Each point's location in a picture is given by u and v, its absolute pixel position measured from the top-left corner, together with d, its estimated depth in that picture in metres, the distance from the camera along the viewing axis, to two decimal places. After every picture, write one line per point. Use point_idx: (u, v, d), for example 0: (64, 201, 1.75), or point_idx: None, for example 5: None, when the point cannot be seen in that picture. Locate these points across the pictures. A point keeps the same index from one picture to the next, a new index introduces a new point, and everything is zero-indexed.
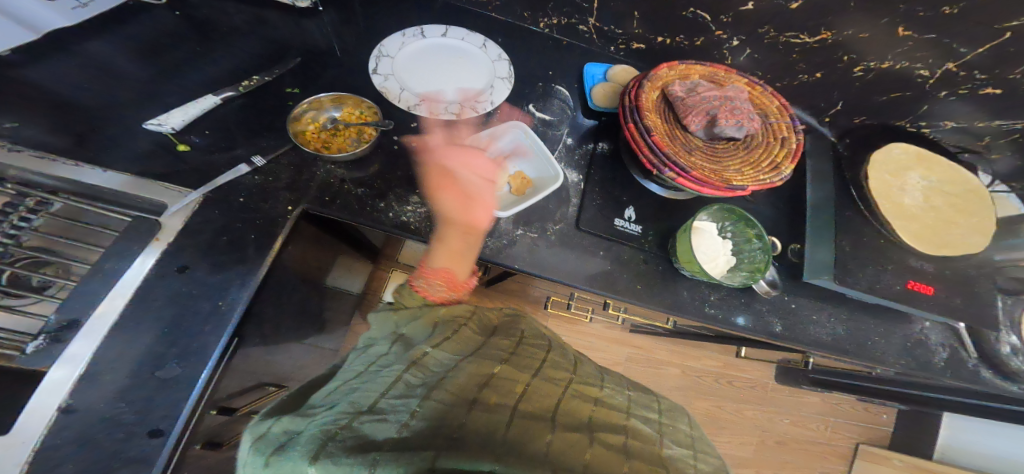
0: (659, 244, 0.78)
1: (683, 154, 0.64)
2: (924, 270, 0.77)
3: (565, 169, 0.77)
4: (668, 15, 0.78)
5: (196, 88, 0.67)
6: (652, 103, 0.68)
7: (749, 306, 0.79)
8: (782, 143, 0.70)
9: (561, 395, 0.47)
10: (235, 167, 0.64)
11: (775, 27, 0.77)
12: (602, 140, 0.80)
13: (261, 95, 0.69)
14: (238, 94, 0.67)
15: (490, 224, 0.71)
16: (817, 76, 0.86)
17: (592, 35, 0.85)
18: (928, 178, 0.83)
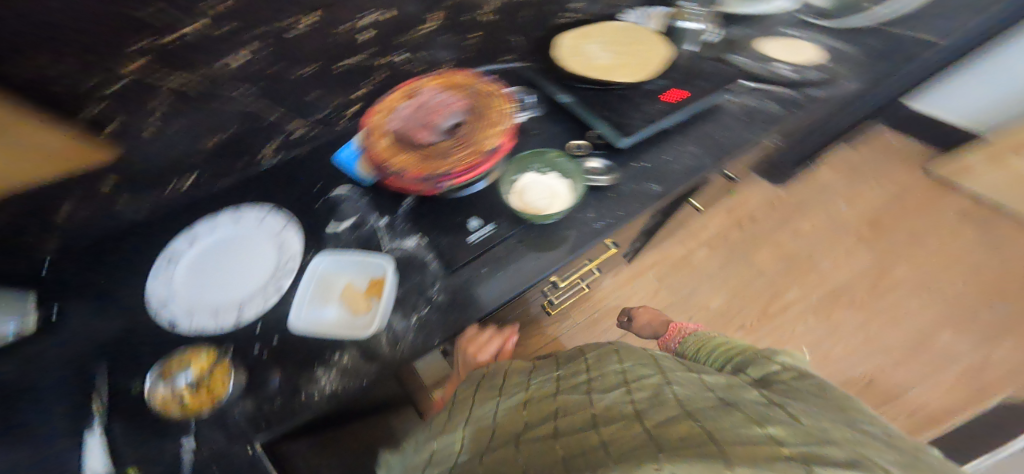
0: (514, 222, 0.82)
1: (440, 162, 0.81)
2: (670, 82, 0.91)
3: (401, 243, 0.84)
4: (333, 75, 0.93)
5: (83, 442, 0.68)
6: (391, 147, 0.84)
7: (622, 193, 0.84)
8: (491, 94, 0.88)
9: (477, 442, 0.72)
10: (184, 452, 0.68)
11: (402, 34, 0.98)
12: (404, 197, 0.88)
13: (128, 417, 0.69)
14: (110, 421, 0.69)
15: (388, 334, 0.76)
16: (474, 35, 1.04)
17: (308, 130, 0.96)
18: (596, 41, 0.99)
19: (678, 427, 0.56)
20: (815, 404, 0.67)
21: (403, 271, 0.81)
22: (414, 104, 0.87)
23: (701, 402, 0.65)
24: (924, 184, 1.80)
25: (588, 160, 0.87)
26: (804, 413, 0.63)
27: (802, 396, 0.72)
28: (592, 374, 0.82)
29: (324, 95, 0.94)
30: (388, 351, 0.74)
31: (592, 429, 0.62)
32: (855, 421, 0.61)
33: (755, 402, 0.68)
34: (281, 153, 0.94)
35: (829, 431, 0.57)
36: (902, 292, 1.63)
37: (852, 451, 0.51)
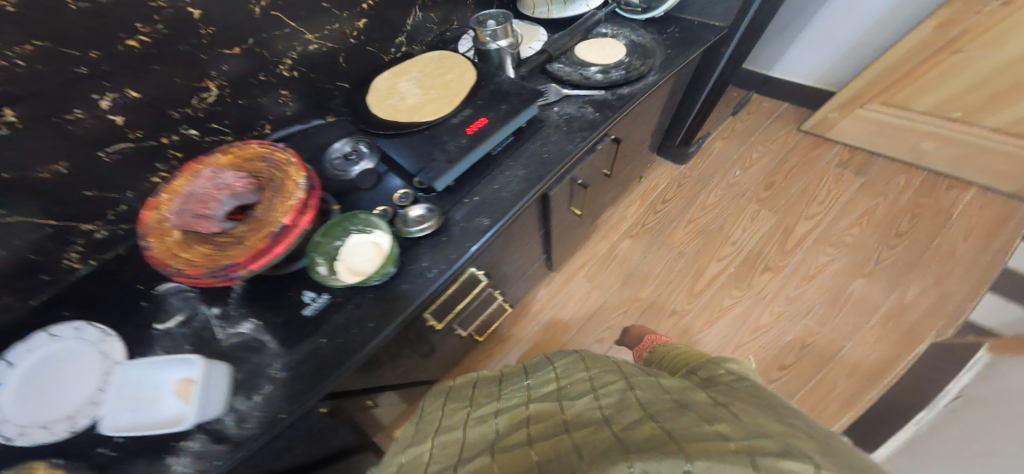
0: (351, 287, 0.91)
1: (230, 250, 0.84)
2: (467, 117, 1.07)
3: (235, 329, 0.88)
4: (124, 166, 0.90)
5: None
6: (173, 244, 0.84)
7: (450, 237, 0.98)
8: (286, 167, 0.94)
9: (486, 431, 0.86)
10: None
11: (178, 107, 0.92)
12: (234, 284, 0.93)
13: None
14: None
15: (231, 416, 0.77)
16: (279, 94, 1.08)
17: (114, 229, 0.96)
18: (414, 77, 1.17)
19: (635, 422, 0.69)
20: (747, 392, 0.78)
21: (242, 355, 0.85)
22: (188, 195, 0.89)
23: (659, 403, 0.75)
24: (805, 140, 2.01)
25: (411, 210, 0.98)
26: (744, 397, 0.74)
27: (722, 384, 0.82)
28: (564, 383, 0.95)
29: (100, 190, 0.89)
30: (236, 430, 0.75)
31: (568, 432, 0.75)
32: (774, 399, 0.74)
33: (695, 389, 0.81)
34: (88, 259, 0.95)
35: (756, 411, 0.67)
36: (810, 246, 1.70)
37: (778, 427, 0.61)
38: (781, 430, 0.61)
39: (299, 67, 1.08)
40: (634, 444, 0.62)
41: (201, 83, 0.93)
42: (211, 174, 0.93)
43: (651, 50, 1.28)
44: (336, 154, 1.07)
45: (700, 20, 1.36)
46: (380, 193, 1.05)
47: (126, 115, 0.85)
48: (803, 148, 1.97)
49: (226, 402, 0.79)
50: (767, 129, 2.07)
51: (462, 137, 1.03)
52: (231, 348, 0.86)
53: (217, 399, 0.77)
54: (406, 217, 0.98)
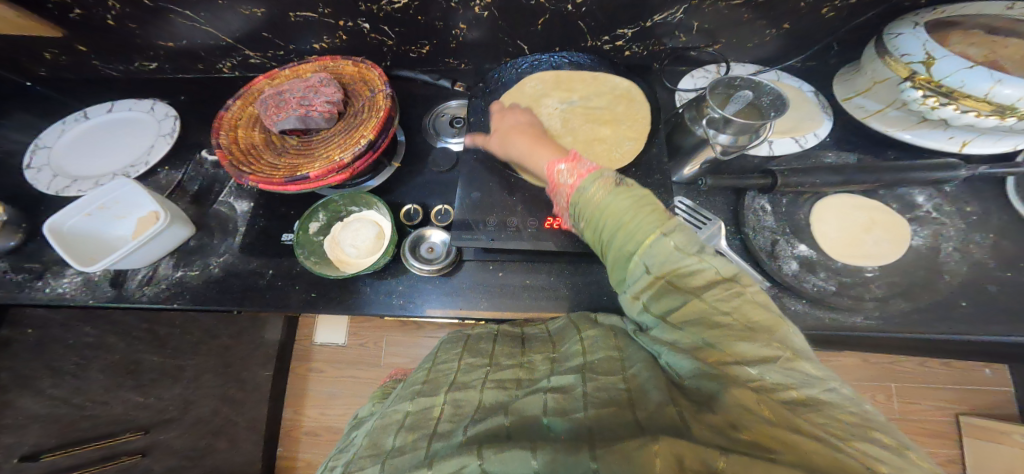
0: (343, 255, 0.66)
1: (258, 161, 0.57)
2: None
3: (235, 202, 0.71)
4: (284, 24, 0.72)
5: None
6: (244, 116, 0.61)
7: (464, 285, 0.62)
8: (375, 114, 0.57)
9: (462, 408, 0.40)
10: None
11: (367, 0, 0.65)
12: None
13: None
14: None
15: (146, 272, 0.66)
16: (460, 31, 0.72)
17: (267, 63, 0.83)
18: (571, 99, 0.68)
19: (716, 423, 0.30)
20: (710, 300, 0.36)
21: (212, 227, 0.69)
22: (281, 86, 0.61)
23: (696, 375, 0.35)
24: (936, 426, 1.16)
25: (431, 233, 0.63)
26: (728, 314, 0.35)
27: (647, 258, 0.39)
28: (603, 358, 0.41)
29: (274, 34, 0.75)
30: (134, 288, 0.66)
31: (585, 411, 0.35)
32: (751, 310, 0.35)
33: (730, 336, 0.35)
34: (240, 72, 0.86)
35: (749, 350, 0.34)
36: None
37: (809, 391, 0.32)
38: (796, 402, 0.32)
39: (492, 10, 0.67)
40: (655, 430, 0.30)
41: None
42: (312, 79, 0.61)
43: (937, 285, 0.59)
44: (445, 113, 0.74)
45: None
46: (444, 185, 0.68)
47: None
48: (913, 429, 1.15)
49: (158, 257, 0.66)
50: (934, 393, 1.18)
51: (536, 215, 0.58)
52: (214, 215, 0.71)
53: (151, 257, 0.65)
54: (420, 240, 0.63)
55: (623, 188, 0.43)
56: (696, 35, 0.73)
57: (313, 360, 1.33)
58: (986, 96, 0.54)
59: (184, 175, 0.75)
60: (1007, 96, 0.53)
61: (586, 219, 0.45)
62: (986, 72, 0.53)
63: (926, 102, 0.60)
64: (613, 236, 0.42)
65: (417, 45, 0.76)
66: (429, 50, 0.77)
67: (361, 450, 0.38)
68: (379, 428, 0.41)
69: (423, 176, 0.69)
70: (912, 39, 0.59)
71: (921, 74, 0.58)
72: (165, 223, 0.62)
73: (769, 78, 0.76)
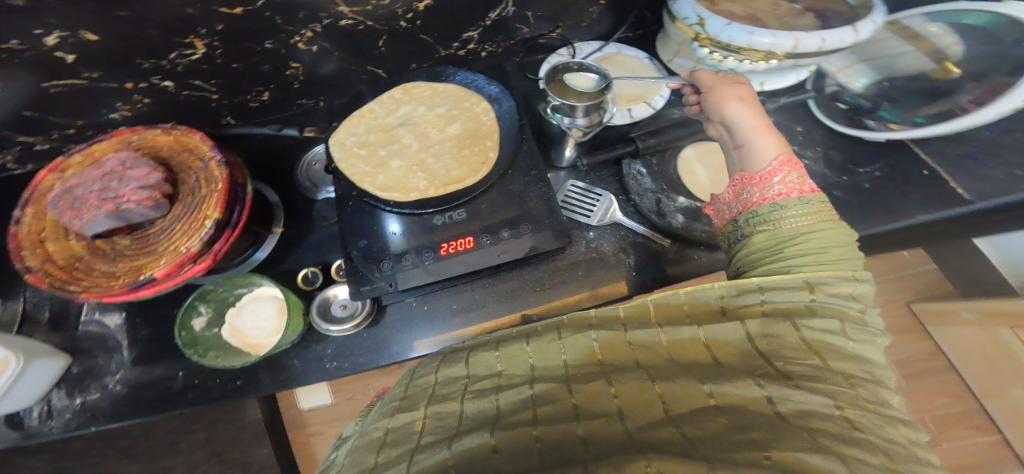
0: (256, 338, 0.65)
1: (92, 274, 0.55)
2: (461, 220, 0.58)
3: (103, 317, 0.69)
4: (55, 98, 0.66)
5: None
6: (48, 225, 0.57)
7: (386, 332, 0.63)
8: (212, 188, 0.57)
9: (446, 419, 0.41)
10: None
11: (148, 55, 0.62)
12: None
13: None
14: None
15: (40, 407, 0.64)
16: (297, 67, 0.71)
17: (58, 146, 0.76)
18: (425, 111, 0.68)
19: (731, 424, 0.34)
20: (844, 327, 0.40)
21: (92, 348, 0.67)
22: (72, 182, 0.57)
23: (721, 377, 0.39)
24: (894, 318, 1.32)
25: (334, 291, 0.64)
26: (849, 341, 0.39)
27: (824, 280, 0.42)
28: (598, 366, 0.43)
29: (45, 113, 0.68)
30: (37, 423, 0.63)
31: (579, 420, 0.37)
32: (869, 347, 0.40)
33: (829, 352, 0.39)
34: (29, 164, 0.78)
35: (848, 368, 0.38)
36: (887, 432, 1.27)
37: (884, 408, 0.36)
38: (850, 404, 0.35)
39: (321, 43, 0.67)
40: (650, 446, 0.34)
41: (181, 36, 0.61)
42: (117, 166, 0.58)
43: None
44: (316, 161, 0.76)
45: (937, 168, 0.69)
46: (337, 236, 0.70)
47: (81, 54, 0.60)
48: None
49: (41, 392, 0.63)
50: None
51: (429, 246, 0.57)
52: (84, 338, 0.67)
53: (31, 394, 0.61)
54: (328, 302, 0.64)
55: (841, 226, 0.48)
56: (539, 22, 0.73)
57: (308, 425, 1.35)
58: (749, 46, 0.57)
59: (26, 304, 0.69)
60: (762, 45, 0.56)
61: (779, 226, 0.49)
62: (741, 26, 0.57)
63: (714, 56, 0.65)
64: (797, 254, 0.46)
65: (252, 93, 0.75)
66: (270, 96, 0.77)
67: (344, 467, 0.40)
68: (361, 446, 0.42)
69: (316, 233, 0.70)
70: (683, 3, 0.61)
71: (702, 33, 0.61)
72: (21, 361, 0.58)
73: (610, 52, 0.77)
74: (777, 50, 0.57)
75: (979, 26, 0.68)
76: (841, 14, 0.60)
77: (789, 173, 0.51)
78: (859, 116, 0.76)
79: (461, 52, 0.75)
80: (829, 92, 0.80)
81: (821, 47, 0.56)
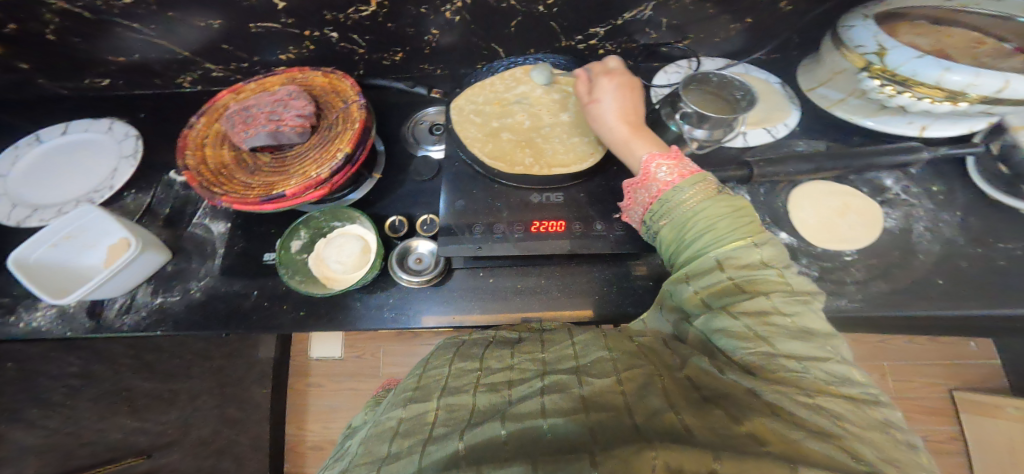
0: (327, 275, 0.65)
1: (232, 182, 0.56)
2: (551, 204, 0.58)
3: (210, 223, 0.70)
4: (239, 34, 0.71)
5: None
6: (211, 133, 0.60)
7: (451, 297, 0.62)
8: (358, 129, 0.57)
9: (458, 410, 0.38)
10: None
11: (331, 8, 0.65)
12: None
13: None
14: None
15: (124, 301, 0.64)
16: (437, 33, 0.72)
17: (231, 75, 0.82)
18: (543, 93, 0.67)
19: (725, 418, 0.31)
20: (776, 302, 0.38)
21: (189, 252, 0.68)
22: (246, 101, 0.59)
23: (712, 379, 0.36)
24: (932, 403, 1.26)
25: (418, 243, 0.63)
26: (787, 316, 0.37)
27: (727, 254, 0.41)
28: (598, 361, 0.42)
29: (231, 46, 0.74)
30: (112, 317, 0.63)
31: (586, 414, 0.34)
32: (806, 314, 0.38)
33: (779, 332, 0.37)
34: (199, 86, 0.85)
35: (798, 349, 0.36)
36: None
37: (845, 388, 0.33)
38: (821, 391, 0.33)
39: (464, 14, 0.67)
40: (654, 435, 0.30)
41: None
42: (283, 92, 0.60)
43: (914, 266, 0.61)
44: (424, 120, 0.75)
45: None
46: (428, 196, 0.69)
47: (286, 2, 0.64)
48: (912, 409, 1.25)
49: (137, 283, 0.65)
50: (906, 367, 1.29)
51: (520, 220, 0.57)
52: (189, 239, 0.69)
53: (129, 283, 0.63)
54: (407, 251, 0.63)
55: (728, 197, 0.45)
56: (666, 31, 0.73)
57: (311, 375, 1.33)
58: (937, 83, 0.56)
59: (154, 199, 0.73)
60: (957, 83, 0.55)
61: (676, 216, 0.47)
62: (934, 60, 0.55)
63: (884, 90, 0.62)
64: (701, 234, 0.44)
65: (390, 52, 0.76)
66: (404, 57, 0.77)
67: (356, 459, 0.36)
68: (373, 437, 0.38)
69: (406, 186, 0.69)
70: (863, 31, 0.61)
71: (876, 64, 0.60)
72: (139, 249, 0.60)
73: (738, 71, 0.77)
74: (973, 91, 0.54)
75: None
76: None
77: (661, 163, 0.50)
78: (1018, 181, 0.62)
79: (580, 47, 0.75)
80: (998, 151, 0.65)
81: None
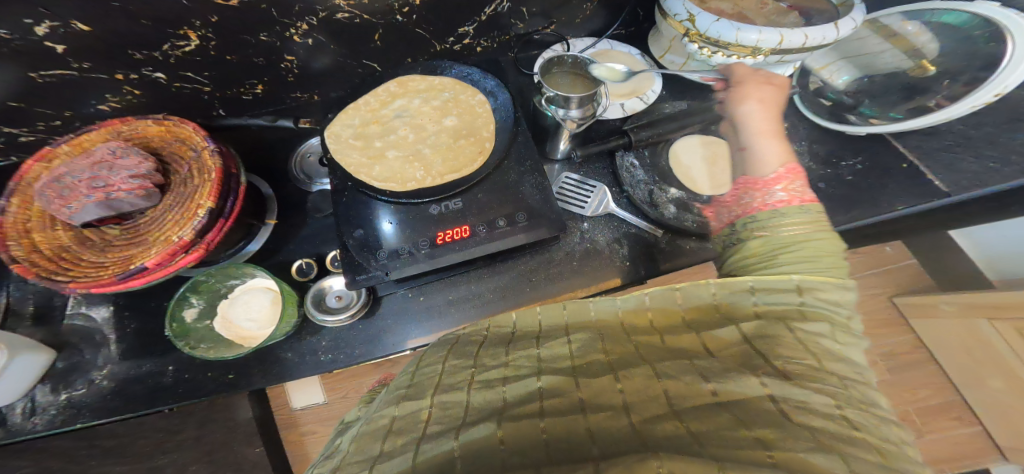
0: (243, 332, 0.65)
1: (83, 264, 0.56)
2: (449, 212, 0.59)
3: (89, 310, 0.68)
4: (42, 87, 0.66)
5: None
6: (35, 217, 0.57)
7: (383, 324, 0.63)
8: (203, 175, 0.58)
9: (452, 408, 0.40)
10: None
11: (142, 47, 0.64)
12: None
13: None
14: None
15: (24, 405, 0.63)
16: (293, 59, 0.72)
17: (47, 137, 0.76)
18: (416, 101, 0.69)
19: (732, 419, 0.34)
20: (832, 329, 0.41)
21: (81, 343, 0.66)
22: (58, 172, 0.56)
23: (722, 378, 0.37)
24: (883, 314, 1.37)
25: (329, 282, 0.64)
26: (839, 344, 0.40)
27: (818, 284, 0.43)
28: (596, 359, 0.42)
29: (31, 103, 0.68)
30: (20, 421, 0.63)
31: (584, 414, 0.36)
32: (854, 348, 0.40)
33: (827, 352, 0.39)
34: (15, 156, 0.77)
35: (839, 369, 0.38)
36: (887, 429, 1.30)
37: (871, 405, 0.36)
38: (848, 404, 0.35)
39: (316, 35, 0.68)
40: (655, 442, 0.32)
41: (176, 29, 0.62)
42: (102, 154, 0.57)
43: None
44: (309, 153, 0.77)
45: (914, 162, 0.75)
46: (331, 229, 0.70)
47: (71, 44, 0.60)
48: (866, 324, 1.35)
49: (25, 387, 0.62)
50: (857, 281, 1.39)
51: (424, 237, 0.57)
52: (69, 331, 0.67)
53: (17, 388, 0.61)
54: (323, 293, 0.64)
55: (835, 238, 0.48)
56: (534, 18, 0.75)
57: (303, 424, 1.34)
58: (737, 41, 0.62)
59: (8, 298, 0.68)
60: (750, 40, 0.61)
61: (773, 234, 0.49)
62: (729, 23, 0.62)
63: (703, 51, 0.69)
64: (792, 261, 0.46)
65: (246, 86, 0.76)
66: (264, 87, 0.77)
67: (348, 456, 0.38)
68: (366, 434, 0.40)
69: (310, 225, 0.71)
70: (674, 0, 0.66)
71: (692, 30, 0.66)
72: (7, 352, 0.58)
73: (603, 48, 0.80)
74: (764, 46, 0.61)
75: (955, 27, 0.71)
76: (823, 13, 0.65)
77: (791, 181, 0.53)
78: (842, 112, 0.82)
79: (456, 48, 0.77)
80: (817, 87, 0.85)
81: (803, 43, 0.61)
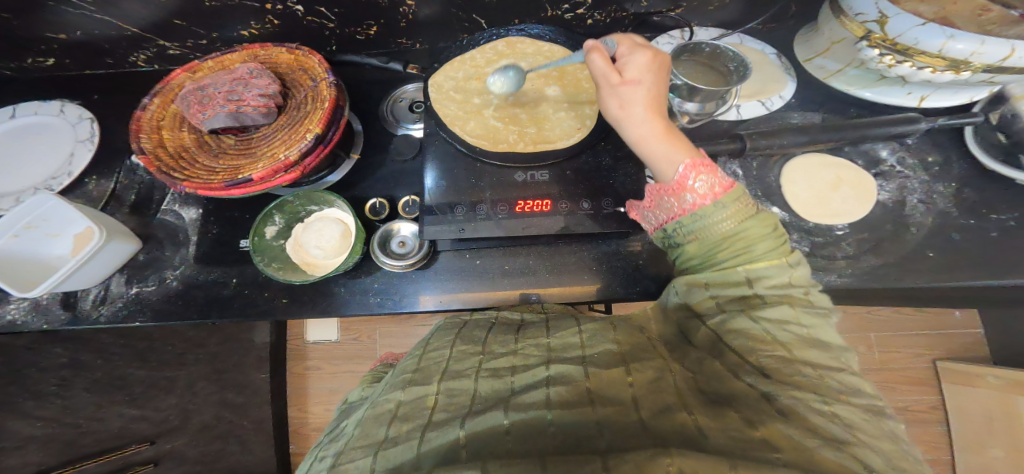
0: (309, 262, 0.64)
1: (196, 167, 0.56)
2: (534, 182, 0.57)
3: (181, 209, 0.68)
4: (192, 7, 0.67)
5: None
6: (168, 116, 0.59)
7: (440, 280, 0.62)
8: (320, 105, 0.56)
9: (459, 396, 0.38)
10: None
11: None
12: None
13: None
14: None
15: (97, 291, 0.64)
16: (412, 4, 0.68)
17: (188, 53, 0.79)
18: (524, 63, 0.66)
19: (741, 420, 0.32)
20: (796, 312, 0.39)
21: (158, 239, 0.67)
22: (203, 81, 0.58)
23: (725, 386, 0.36)
24: (917, 372, 1.31)
25: (400, 226, 0.62)
26: (805, 328, 0.38)
27: (766, 274, 0.41)
28: (603, 353, 0.41)
29: (187, 21, 0.71)
30: (88, 309, 0.63)
31: (593, 406, 0.34)
32: (822, 329, 0.38)
33: (799, 341, 0.37)
34: (157, 63, 0.81)
35: (817, 357, 0.36)
36: None
37: (855, 398, 0.34)
38: (837, 398, 0.33)
39: None
40: (666, 438, 0.30)
41: None
42: (241, 71, 0.59)
43: (900, 240, 0.65)
44: (403, 97, 0.74)
45: None
46: (408, 176, 0.68)
47: None
48: (899, 382, 1.30)
49: (110, 274, 0.63)
50: (899, 337, 1.33)
51: (505, 200, 0.56)
52: (161, 226, 0.68)
53: (100, 274, 0.61)
54: (390, 235, 0.62)
55: (764, 215, 0.43)
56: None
57: (309, 357, 1.35)
58: (941, 51, 0.57)
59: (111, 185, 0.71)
60: (958, 51, 0.56)
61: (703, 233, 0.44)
62: (939, 28, 0.55)
63: (883, 59, 0.64)
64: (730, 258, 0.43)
65: (363, 27, 0.73)
66: (378, 30, 0.75)
67: (353, 440, 0.36)
68: (370, 418, 0.38)
69: (387, 169, 0.69)
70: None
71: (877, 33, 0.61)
72: (103, 239, 0.58)
73: (733, 42, 0.79)
74: (980, 58, 0.55)
75: None
76: None
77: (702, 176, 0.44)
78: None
79: (568, 17, 0.74)
80: (998, 120, 0.65)
81: None
